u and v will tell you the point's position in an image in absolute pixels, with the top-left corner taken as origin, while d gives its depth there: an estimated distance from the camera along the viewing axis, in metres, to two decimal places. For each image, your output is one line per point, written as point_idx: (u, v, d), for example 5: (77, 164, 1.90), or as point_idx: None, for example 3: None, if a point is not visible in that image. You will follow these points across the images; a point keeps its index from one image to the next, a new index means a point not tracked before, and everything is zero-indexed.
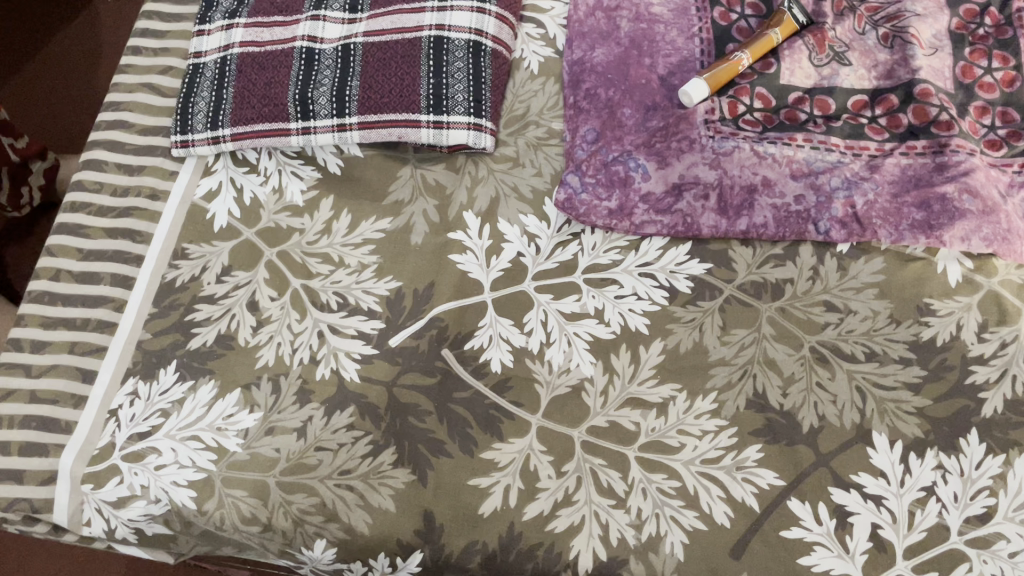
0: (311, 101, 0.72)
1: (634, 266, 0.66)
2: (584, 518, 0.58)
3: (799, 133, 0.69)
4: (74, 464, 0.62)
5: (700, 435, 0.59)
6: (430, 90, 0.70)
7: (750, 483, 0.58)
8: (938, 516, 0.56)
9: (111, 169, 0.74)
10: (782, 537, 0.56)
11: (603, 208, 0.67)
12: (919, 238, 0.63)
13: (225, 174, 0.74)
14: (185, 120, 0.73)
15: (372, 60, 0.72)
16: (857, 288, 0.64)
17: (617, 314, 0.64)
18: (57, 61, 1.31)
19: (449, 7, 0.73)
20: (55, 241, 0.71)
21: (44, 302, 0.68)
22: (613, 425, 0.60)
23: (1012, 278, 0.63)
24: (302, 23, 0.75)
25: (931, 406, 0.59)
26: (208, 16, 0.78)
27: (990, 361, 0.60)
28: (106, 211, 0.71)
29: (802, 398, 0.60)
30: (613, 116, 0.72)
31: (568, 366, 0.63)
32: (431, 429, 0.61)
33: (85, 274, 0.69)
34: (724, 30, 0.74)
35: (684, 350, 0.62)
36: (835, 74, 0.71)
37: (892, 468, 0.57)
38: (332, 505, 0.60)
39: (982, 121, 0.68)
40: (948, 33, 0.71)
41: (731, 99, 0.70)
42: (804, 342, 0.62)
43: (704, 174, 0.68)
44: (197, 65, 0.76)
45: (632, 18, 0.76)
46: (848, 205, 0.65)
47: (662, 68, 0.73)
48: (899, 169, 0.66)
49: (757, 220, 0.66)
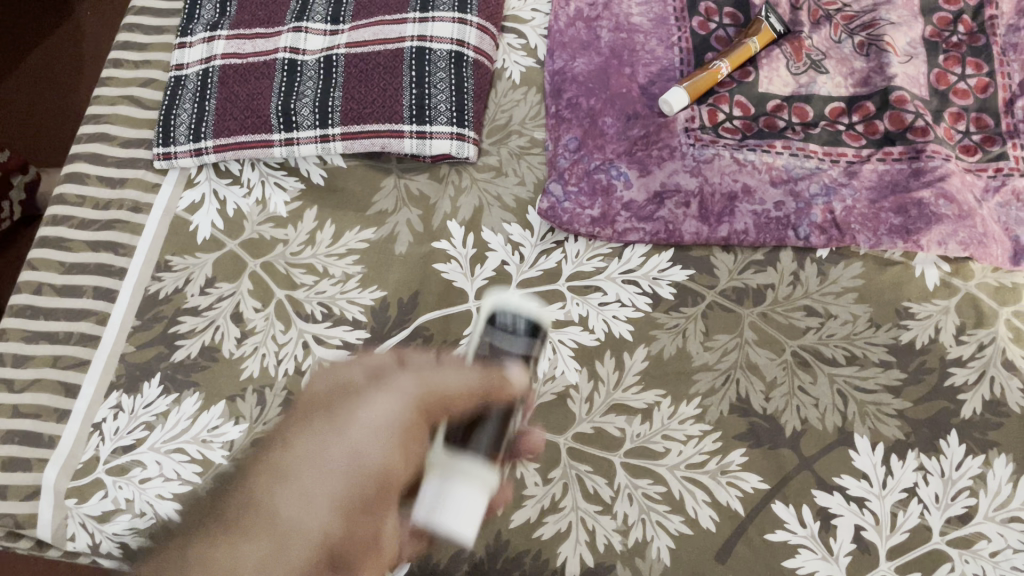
0: (293, 112, 0.72)
1: (617, 273, 0.67)
2: (571, 525, 0.58)
3: (778, 140, 0.70)
4: (57, 479, 0.61)
5: (685, 440, 0.60)
6: (412, 100, 0.71)
7: (734, 487, 0.58)
8: (920, 517, 0.56)
9: (93, 181, 0.73)
10: (767, 539, 0.56)
11: (585, 216, 0.68)
12: (897, 242, 0.64)
13: (208, 186, 0.73)
14: (167, 132, 0.73)
15: (354, 72, 0.73)
16: (837, 292, 0.64)
17: (601, 321, 0.65)
18: (48, 69, 1.31)
19: (430, 18, 0.73)
20: (37, 254, 0.70)
21: (27, 315, 0.68)
22: (599, 431, 0.61)
23: (990, 281, 0.64)
24: (284, 34, 0.76)
25: (911, 408, 0.60)
26: (190, 28, 0.78)
27: (968, 363, 0.61)
28: (88, 223, 0.71)
29: (784, 402, 0.61)
30: (595, 125, 0.72)
31: (553, 373, 0.63)
32: None
33: (67, 287, 0.69)
34: (703, 40, 0.75)
35: (667, 355, 0.63)
36: (813, 82, 0.72)
37: (874, 470, 0.58)
38: None
39: (957, 127, 0.70)
40: (922, 41, 0.73)
41: (710, 107, 0.72)
42: (786, 346, 0.63)
43: (685, 181, 0.69)
44: (178, 77, 0.76)
45: (612, 28, 0.76)
46: (827, 210, 0.66)
47: (643, 78, 0.74)
48: (876, 175, 0.68)
49: (737, 227, 0.67)
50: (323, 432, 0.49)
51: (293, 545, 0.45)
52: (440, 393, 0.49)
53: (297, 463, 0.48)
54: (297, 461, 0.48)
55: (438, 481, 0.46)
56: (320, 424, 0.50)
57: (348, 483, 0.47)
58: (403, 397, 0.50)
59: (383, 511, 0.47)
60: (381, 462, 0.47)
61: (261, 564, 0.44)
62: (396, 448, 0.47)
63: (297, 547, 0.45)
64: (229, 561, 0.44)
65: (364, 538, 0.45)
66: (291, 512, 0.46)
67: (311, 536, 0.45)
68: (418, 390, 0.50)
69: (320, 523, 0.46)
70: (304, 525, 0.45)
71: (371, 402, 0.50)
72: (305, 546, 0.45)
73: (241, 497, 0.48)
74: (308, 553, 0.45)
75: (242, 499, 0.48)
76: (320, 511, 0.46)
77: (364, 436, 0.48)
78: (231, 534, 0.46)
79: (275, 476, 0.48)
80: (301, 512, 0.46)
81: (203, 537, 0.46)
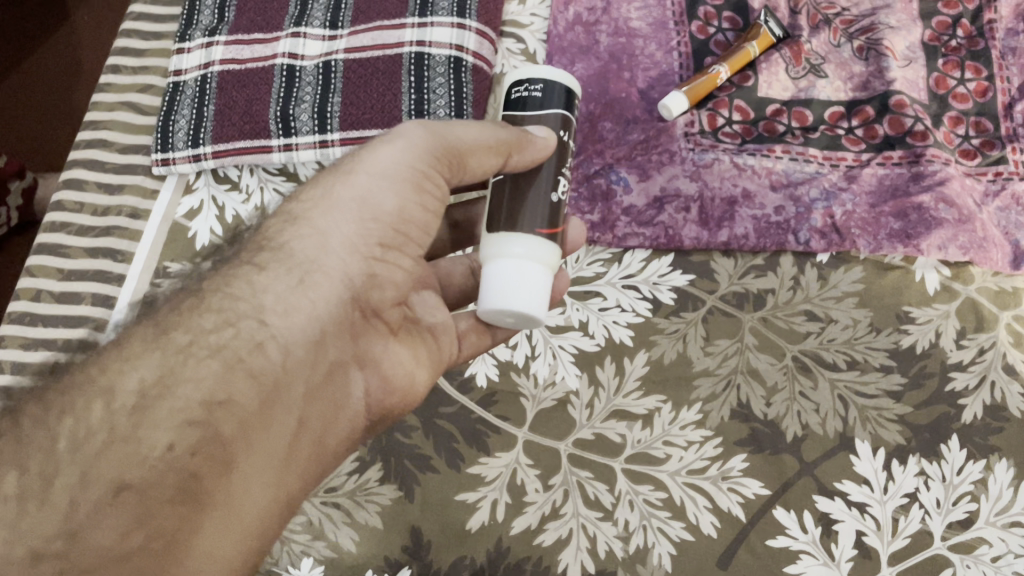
0: (292, 118, 0.72)
1: (617, 278, 0.67)
2: (572, 531, 0.58)
3: (778, 145, 0.70)
4: None
5: (685, 445, 0.60)
6: (412, 105, 0.71)
7: (736, 493, 0.58)
8: (921, 522, 0.56)
9: (91, 188, 0.73)
10: (769, 545, 0.56)
11: (585, 221, 0.68)
12: (897, 247, 0.65)
13: (206, 192, 0.73)
14: (166, 138, 0.73)
15: (353, 77, 0.73)
16: (837, 297, 0.64)
17: (601, 326, 0.65)
18: (47, 70, 1.30)
19: (429, 24, 0.73)
20: (35, 261, 0.70)
21: (25, 322, 0.67)
22: (599, 437, 0.61)
23: (990, 285, 0.64)
24: (282, 40, 0.76)
25: (912, 413, 0.60)
26: (188, 33, 0.78)
27: (968, 367, 0.61)
28: (86, 230, 0.71)
29: (785, 407, 0.61)
30: (594, 129, 0.72)
31: (553, 378, 0.63)
32: (418, 444, 0.61)
33: (65, 294, 0.68)
34: (702, 44, 0.75)
35: (668, 360, 0.63)
36: (812, 86, 0.72)
37: (875, 475, 0.58)
38: (318, 523, 0.59)
39: (957, 130, 0.70)
40: (922, 45, 0.72)
41: (710, 111, 0.72)
42: (786, 351, 0.63)
43: (685, 186, 0.69)
44: (177, 83, 0.76)
45: (611, 32, 0.76)
46: (827, 215, 0.66)
47: (642, 82, 0.74)
48: (876, 179, 0.68)
49: (738, 231, 0.67)
50: (333, 182, 0.47)
51: (316, 279, 0.44)
52: (454, 148, 0.46)
53: (315, 216, 0.46)
54: (311, 207, 0.46)
55: (494, 258, 0.44)
56: (329, 177, 0.47)
57: (361, 226, 0.45)
58: (412, 146, 0.46)
59: (398, 248, 0.47)
60: (395, 206, 0.46)
61: (257, 354, 0.41)
62: (408, 190, 0.46)
63: (295, 350, 0.42)
64: (254, 303, 0.42)
65: (386, 275, 0.46)
66: (309, 254, 0.44)
67: (310, 341, 0.43)
68: (424, 139, 0.46)
69: (308, 323, 0.43)
70: (303, 312, 0.43)
71: (377, 149, 0.47)
72: (327, 280, 0.44)
73: (257, 236, 0.46)
74: (328, 392, 0.44)
75: (258, 236, 0.46)
76: (339, 275, 0.45)
77: (373, 179, 0.46)
78: (252, 264, 0.44)
79: (289, 219, 0.46)
80: (287, 310, 0.43)
81: (225, 268, 0.44)
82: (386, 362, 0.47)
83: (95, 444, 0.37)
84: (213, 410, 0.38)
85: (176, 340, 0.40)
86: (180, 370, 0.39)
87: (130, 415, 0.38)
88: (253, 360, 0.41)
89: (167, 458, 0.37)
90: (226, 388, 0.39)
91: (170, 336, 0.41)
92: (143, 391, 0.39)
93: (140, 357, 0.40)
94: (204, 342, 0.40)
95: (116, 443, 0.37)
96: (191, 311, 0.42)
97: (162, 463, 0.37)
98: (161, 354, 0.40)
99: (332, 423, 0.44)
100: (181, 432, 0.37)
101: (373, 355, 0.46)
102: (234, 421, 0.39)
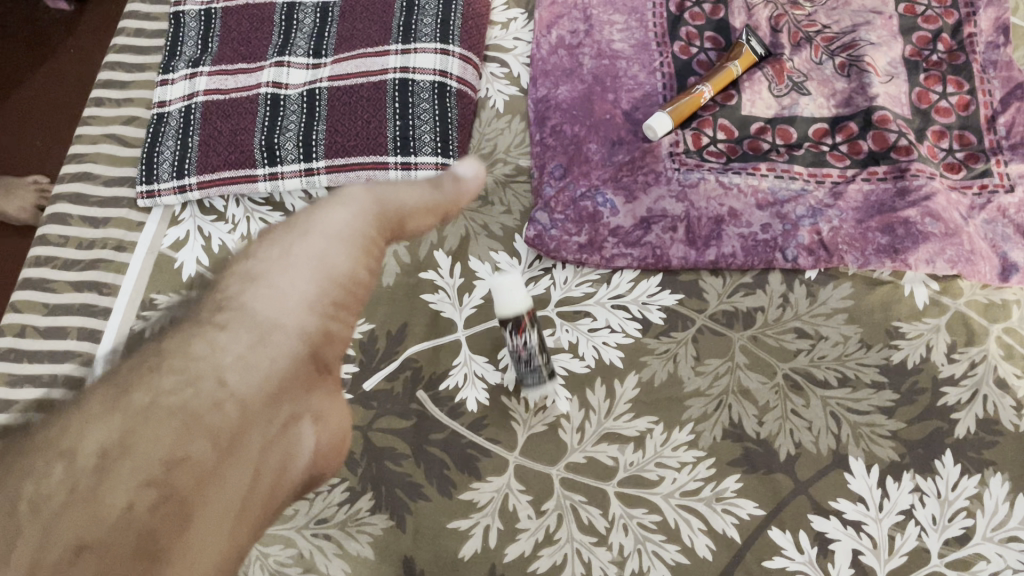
0: (277, 147, 0.72)
1: (606, 299, 0.67)
2: (566, 557, 0.57)
3: (763, 163, 0.70)
4: None
5: (679, 467, 0.59)
6: (397, 131, 0.71)
7: (730, 514, 0.58)
8: (918, 539, 0.56)
9: (76, 222, 0.73)
10: (765, 566, 0.56)
11: (573, 243, 0.68)
12: (885, 262, 0.64)
13: (192, 223, 0.73)
14: (151, 170, 0.73)
15: (337, 105, 0.73)
16: (827, 313, 0.64)
17: (591, 347, 0.64)
18: None
19: (413, 50, 0.74)
20: (21, 297, 0.69)
21: (10, 359, 0.66)
22: (592, 460, 0.60)
23: (979, 298, 0.64)
24: (266, 69, 0.76)
25: (905, 429, 0.59)
26: (172, 65, 0.78)
27: (960, 382, 0.61)
28: (71, 264, 0.70)
29: (778, 426, 0.60)
30: (580, 151, 0.72)
31: (544, 402, 0.63)
32: (408, 472, 0.61)
33: (51, 329, 0.67)
34: (685, 64, 0.75)
35: (659, 382, 0.63)
36: (796, 104, 0.72)
37: (870, 493, 0.57)
38: (310, 556, 0.59)
39: (941, 144, 0.70)
40: (903, 61, 0.73)
41: (694, 131, 0.72)
42: (777, 369, 0.62)
43: (671, 207, 0.69)
44: (161, 114, 0.76)
45: (594, 54, 0.76)
46: (814, 232, 0.66)
47: (626, 103, 0.74)
48: (862, 195, 0.68)
49: (725, 250, 0.67)
50: (285, 239, 0.41)
51: (276, 338, 0.37)
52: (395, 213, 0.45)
53: (273, 272, 0.40)
54: (262, 263, 0.40)
55: None
56: (279, 234, 0.42)
57: (321, 286, 0.40)
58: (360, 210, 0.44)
59: (348, 313, 0.42)
60: (348, 268, 0.42)
61: (220, 413, 0.34)
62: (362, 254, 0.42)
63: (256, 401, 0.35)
64: (211, 361, 0.35)
65: (338, 333, 0.41)
66: (269, 315, 0.38)
67: (267, 393, 0.36)
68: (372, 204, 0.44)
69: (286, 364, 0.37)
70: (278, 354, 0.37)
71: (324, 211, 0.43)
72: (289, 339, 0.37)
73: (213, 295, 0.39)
74: (279, 448, 0.36)
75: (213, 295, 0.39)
76: (297, 330, 0.38)
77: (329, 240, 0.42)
78: (212, 324, 0.37)
79: (245, 277, 0.39)
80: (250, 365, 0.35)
81: (184, 327, 0.37)
82: (326, 415, 0.40)
83: (54, 505, 0.29)
84: (173, 467, 0.32)
85: (135, 401, 0.33)
86: (141, 429, 0.32)
87: (93, 472, 0.30)
88: (214, 416, 0.33)
89: (126, 520, 0.30)
90: (186, 441, 0.32)
91: (128, 398, 0.33)
92: (103, 452, 0.31)
93: (98, 419, 0.32)
94: (163, 403, 0.33)
95: (75, 503, 0.29)
96: (150, 370, 0.34)
97: (120, 524, 0.30)
98: (121, 416, 0.32)
99: (277, 484, 0.36)
100: (140, 491, 0.30)
101: (320, 404, 0.39)
102: (196, 474, 0.32)
